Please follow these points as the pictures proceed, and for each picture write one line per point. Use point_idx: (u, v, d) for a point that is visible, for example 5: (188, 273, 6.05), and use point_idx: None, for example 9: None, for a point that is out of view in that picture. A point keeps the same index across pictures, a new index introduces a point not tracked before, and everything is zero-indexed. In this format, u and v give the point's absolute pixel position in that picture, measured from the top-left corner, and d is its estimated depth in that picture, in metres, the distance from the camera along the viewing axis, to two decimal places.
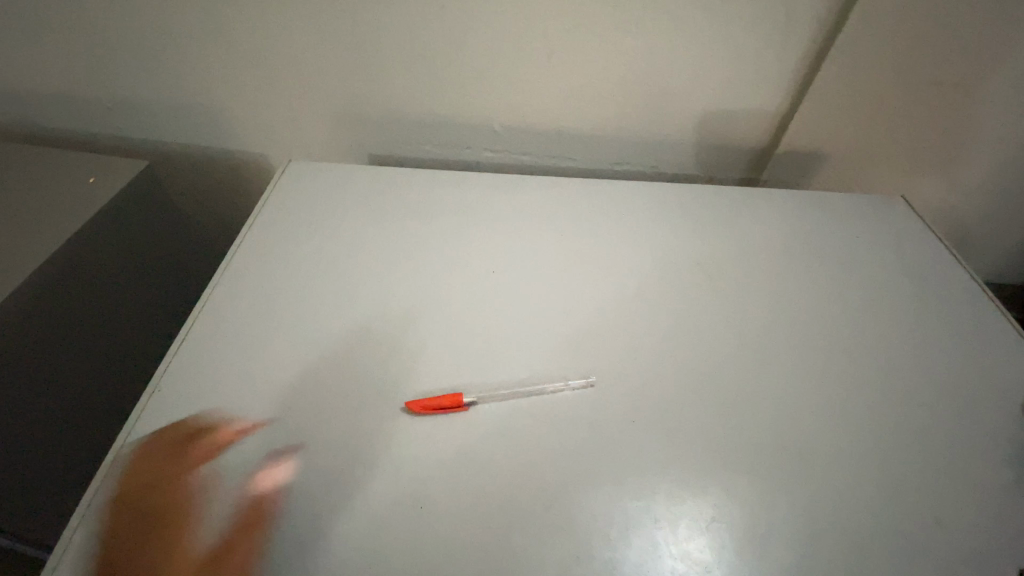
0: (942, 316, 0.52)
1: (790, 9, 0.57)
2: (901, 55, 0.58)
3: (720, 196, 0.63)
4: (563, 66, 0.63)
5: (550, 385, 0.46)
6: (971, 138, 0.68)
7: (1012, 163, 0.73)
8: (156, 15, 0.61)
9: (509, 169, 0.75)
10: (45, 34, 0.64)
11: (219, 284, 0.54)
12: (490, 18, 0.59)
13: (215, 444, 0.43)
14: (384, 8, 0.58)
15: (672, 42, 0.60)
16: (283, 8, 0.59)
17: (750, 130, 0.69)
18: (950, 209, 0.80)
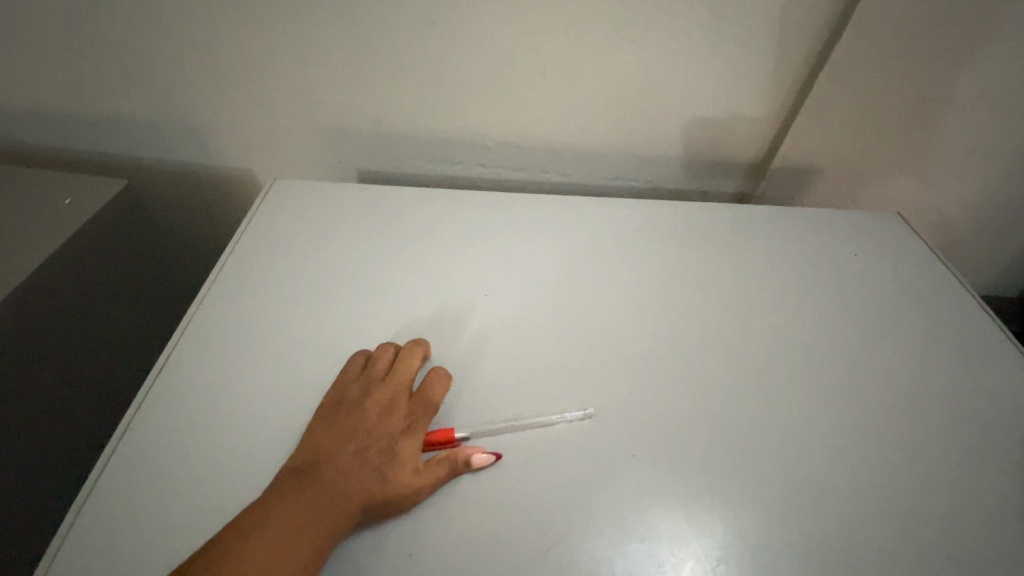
0: (942, 337, 0.52)
1: (784, 26, 0.57)
2: (896, 73, 0.58)
3: (715, 214, 0.62)
4: (556, 82, 0.62)
5: (545, 418, 0.45)
6: (963, 152, 0.68)
7: (1004, 178, 0.73)
8: (141, 31, 0.59)
9: (501, 186, 0.74)
10: (23, 48, 0.62)
11: (202, 309, 0.52)
12: (481, 34, 0.58)
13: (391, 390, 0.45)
14: (375, 24, 0.58)
15: (666, 59, 0.60)
16: (271, 24, 0.58)
17: (744, 145, 0.69)
18: (940, 225, 0.80)
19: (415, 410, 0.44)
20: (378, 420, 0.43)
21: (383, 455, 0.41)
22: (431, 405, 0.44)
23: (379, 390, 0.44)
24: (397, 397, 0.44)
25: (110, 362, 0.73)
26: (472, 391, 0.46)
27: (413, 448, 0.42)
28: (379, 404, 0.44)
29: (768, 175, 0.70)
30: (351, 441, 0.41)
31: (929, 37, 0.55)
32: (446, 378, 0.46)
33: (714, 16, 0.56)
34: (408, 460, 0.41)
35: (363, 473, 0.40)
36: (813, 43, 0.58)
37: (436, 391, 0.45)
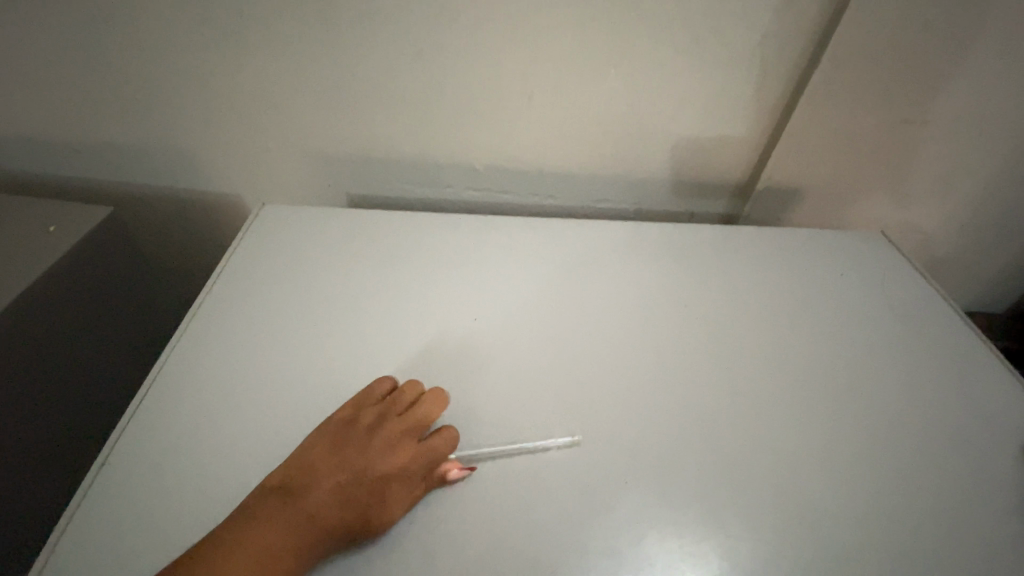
0: (929, 355, 0.52)
1: (763, 53, 0.59)
2: (873, 97, 0.60)
3: (703, 235, 0.63)
4: (543, 107, 0.63)
5: (538, 444, 0.44)
6: (940, 172, 0.70)
7: (982, 198, 0.75)
8: (131, 60, 0.60)
9: (489, 210, 0.74)
10: (10, 75, 0.62)
11: (185, 337, 0.51)
12: (468, 62, 0.59)
13: (400, 430, 0.43)
14: (364, 53, 0.58)
15: (650, 85, 0.61)
16: (261, 53, 0.59)
17: (729, 167, 0.70)
18: (923, 244, 0.81)
19: (417, 456, 0.42)
20: (378, 459, 0.41)
21: (372, 494, 0.40)
22: (436, 451, 0.42)
23: (390, 428, 0.43)
24: (405, 439, 0.43)
25: (100, 389, 0.72)
26: (463, 416, 0.46)
27: (402, 495, 0.40)
28: (386, 439, 0.42)
29: (755, 196, 0.71)
30: (346, 473, 0.40)
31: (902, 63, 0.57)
32: (457, 434, 0.44)
33: (700, 40, 0.57)
34: (392, 506, 0.39)
35: (344, 507, 0.39)
36: (792, 70, 0.60)
37: (444, 434, 0.43)
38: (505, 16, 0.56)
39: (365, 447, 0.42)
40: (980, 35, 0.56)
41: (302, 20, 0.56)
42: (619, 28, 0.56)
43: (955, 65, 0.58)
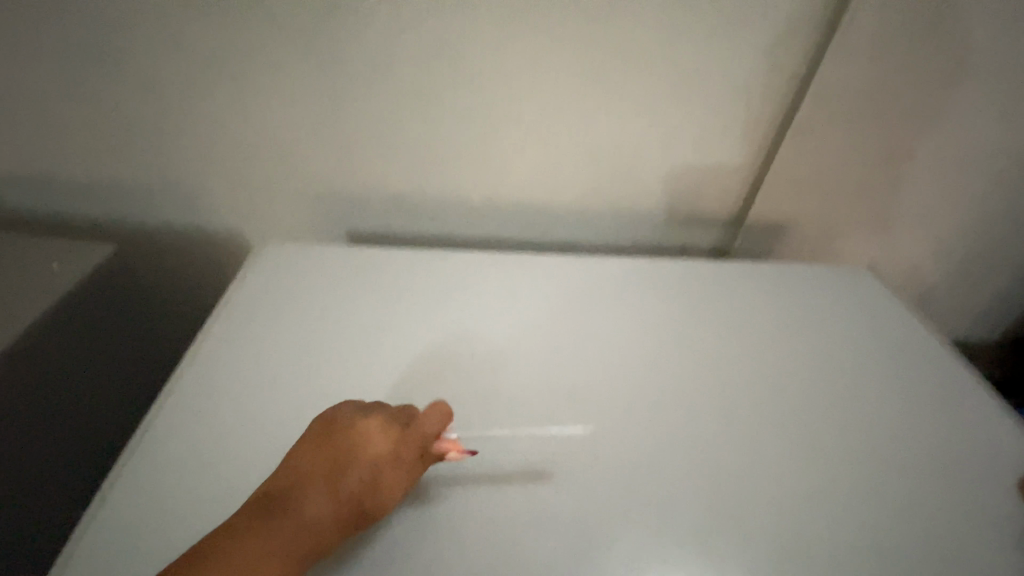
0: (921, 385, 0.53)
1: (746, 94, 0.62)
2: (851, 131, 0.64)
3: (698, 269, 0.64)
4: (539, 145, 0.66)
5: (544, 430, 0.47)
6: (921, 205, 0.73)
7: (963, 231, 0.77)
8: (142, 101, 0.62)
9: (483, 247, 0.75)
10: (22, 113, 0.63)
11: (181, 373, 0.51)
12: (467, 103, 0.62)
13: (385, 417, 0.42)
14: (369, 95, 0.61)
15: (641, 124, 0.64)
16: (269, 95, 0.62)
17: (719, 202, 0.71)
18: (912, 277, 0.83)
19: (404, 441, 0.40)
20: (365, 448, 0.40)
21: (364, 485, 0.39)
22: (424, 433, 0.41)
23: (374, 417, 0.41)
24: (390, 425, 0.41)
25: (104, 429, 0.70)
26: (461, 448, 0.46)
27: (396, 480, 0.39)
28: (370, 427, 0.41)
29: (744, 229, 0.73)
30: (335, 468, 0.39)
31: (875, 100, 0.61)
32: (444, 412, 0.42)
33: (688, 75, 0.60)
34: (388, 492, 0.39)
35: (340, 501, 0.38)
36: (775, 109, 0.63)
37: (430, 417, 0.41)
38: (503, 54, 0.59)
39: (350, 438, 0.40)
40: (944, 67, 0.60)
41: (309, 58, 0.59)
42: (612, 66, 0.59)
43: (923, 96, 0.62)
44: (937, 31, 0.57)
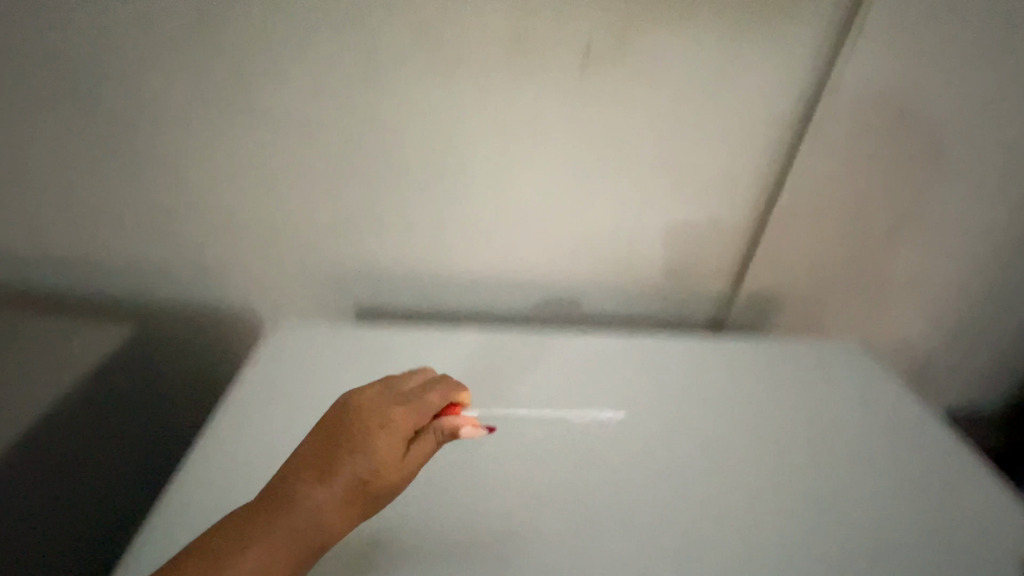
0: (918, 462, 0.53)
1: (730, 177, 0.67)
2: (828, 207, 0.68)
3: (692, 345, 0.66)
4: (539, 224, 0.70)
5: (578, 415, 0.56)
6: (909, 277, 0.75)
7: (955, 304, 0.79)
8: (167, 189, 0.66)
9: (485, 320, 0.77)
10: (49, 202, 0.66)
11: (186, 459, 0.51)
12: (471, 187, 0.67)
13: (387, 396, 0.45)
14: (380, 181, 0.66)
15: (634, 203, 0.68)
16: (287, 182, 0.66)
17: (712, 276, 0.74)
18: (910, 350, 0.83)
19: (407, 413, 0.44)
20: (368, 420, 0.43)
21: (363, 453, 0.41)
22: (426, 408, 0.45)
23: (377, 397, 0.45)
24: (392, 401, 0.45)
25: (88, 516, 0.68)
26: (463, 530, 0.46)
27: (397, 448, 0.42)
28: (373, 403, 0.44)
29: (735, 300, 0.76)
30: (338, 441, 0.42)
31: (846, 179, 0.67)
32: (449, 392, 0.47)
33: (674, 158, 0.65)
34: (389, 460, 0.41)
35: (342, 471, 0.40)
36: (757, 189, 0.68)
37: (432, 396, 0.46)
38: (504, 143, 0.64)
39: (354, 414, 0.43)
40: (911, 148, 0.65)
41: (326, 144, 0.64)
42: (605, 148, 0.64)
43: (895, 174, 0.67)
44: (898, 115, 0.63)
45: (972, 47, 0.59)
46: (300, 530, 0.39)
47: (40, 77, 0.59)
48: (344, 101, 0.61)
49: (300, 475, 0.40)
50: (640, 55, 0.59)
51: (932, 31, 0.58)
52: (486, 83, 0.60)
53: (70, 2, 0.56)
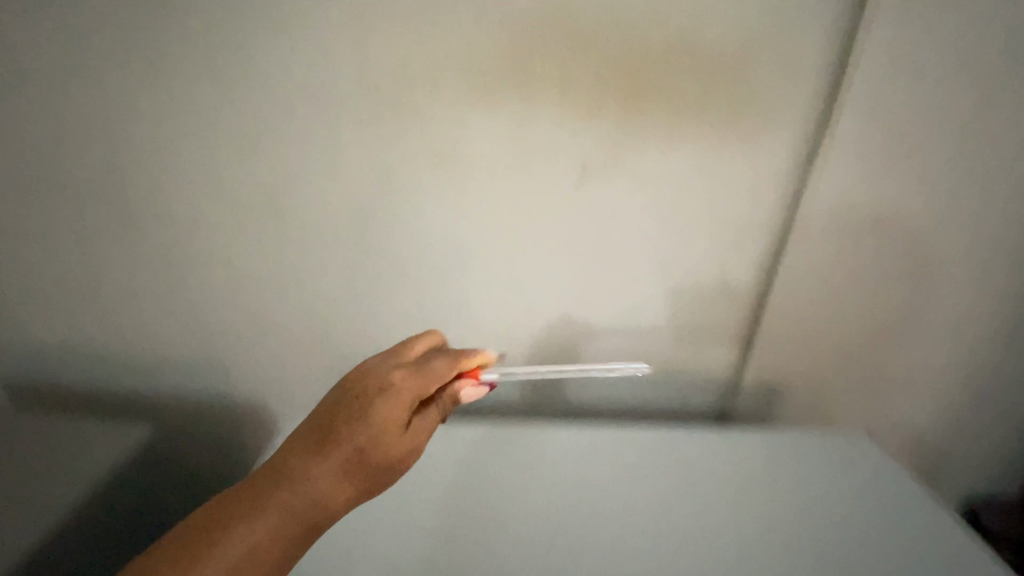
0: (943, 567, 0.50)
1: (728, 274, 0.69)
2: (830, 303, 0.68)
3: (700, 440, 0.65)
4: (545, 320, 0.72)
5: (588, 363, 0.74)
6: (924, 371, 0.73)
7: (977, 397, 0.76)
8: (189, 291, 0.70)
9: (495, 410, 0.79)
10: (80, 305, 0.70)
11: None
12: (478, 286, 0.70)
13: (391, 369, 0.47)
14: (391, 280, 0.69)
15: (636, 299, 0.70)
16: (302, 283, 0.69)
17: (717, 365, 0.75)
18: (936, 444, 0.80)
19: (411, 382, 0.46)
20: (372, 392, 0.45)
21: (365, 423, 0.43)
22: (431, 377, 0.46)
23: (381, 370, 0.47)
24: (396, 371, 0.47)
25: None
26: None
27: (400, 415, 0.44)
28: (377, 375, 0.46)
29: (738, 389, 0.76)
30: (341, 416, 0.44)
31: (846, 277, 0.66)
32: (452, 360, 0.48)
33: (671, 257, 0.68)
34: (392, 430, 0.43)
35: (342, 442, 0.42)
36: (756, 283, 0.70)
37: (436, 368, 0.47)
38: (508, 247, 0.67)
39: (358, 388, 0.45)
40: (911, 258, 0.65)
41: (339, 256, 0.67)
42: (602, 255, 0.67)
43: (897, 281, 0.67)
44: (895, 227, 0.63)
45: (968, 166, 0.60)
46: (298, 501, 0.41)
47: (79, 192, 0.64)
48: (356, 219, 0.65)
49: (302, 451, 0.42)
50: (633, 168, 0.62)
51: (924, 151, 0.59)
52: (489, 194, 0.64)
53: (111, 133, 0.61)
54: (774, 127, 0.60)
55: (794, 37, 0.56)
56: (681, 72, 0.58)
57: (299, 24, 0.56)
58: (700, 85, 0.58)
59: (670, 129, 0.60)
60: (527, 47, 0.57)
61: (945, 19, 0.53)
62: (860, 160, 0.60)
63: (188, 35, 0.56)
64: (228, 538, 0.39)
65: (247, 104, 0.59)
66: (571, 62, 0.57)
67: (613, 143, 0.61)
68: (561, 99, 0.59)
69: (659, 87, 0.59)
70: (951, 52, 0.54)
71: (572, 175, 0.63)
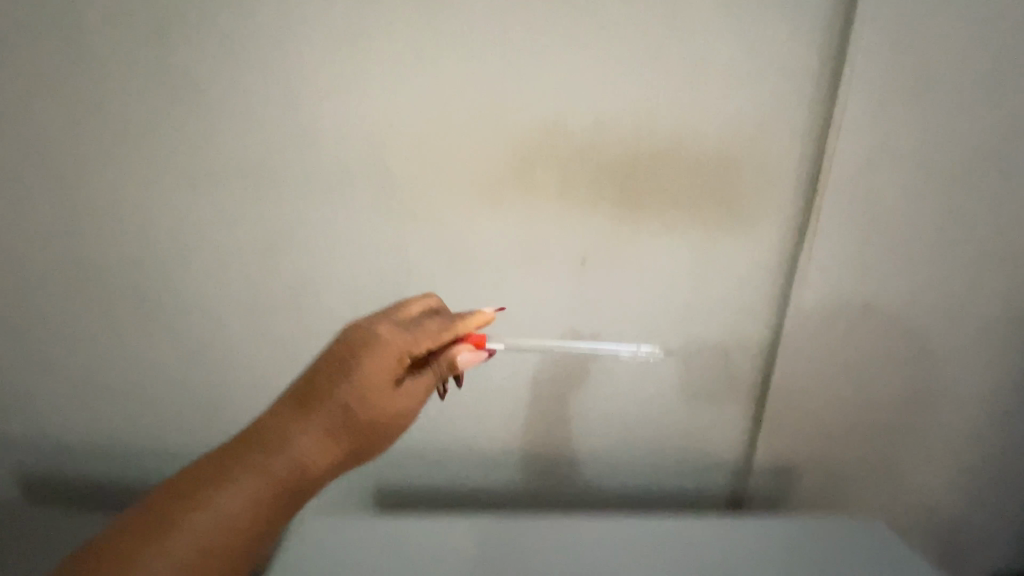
0: None
1: (729, 357, 0.69)
2: (835, 382, 0.68)
3: (712, 527, 0.63)
4: (549, 406, 0.73)
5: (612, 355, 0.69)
6: (942, 448, 0.71)
7: (1005, 477, 0.73)
8: (205, 387, 0.72)
9: (503, 498, 0.79)
10: (102, 402, 0.72)
11: None
12: (482, 374, 0.71)
13: (384, 323, 0.46)
14: None
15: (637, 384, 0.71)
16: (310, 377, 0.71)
17: (725, 446, 0.75)
18: (966, 526, 0.76)
19: (401, 340, 0.44)
20: (362, 347, 0.44)
21: (353, 385, 0.43)
22: (423, 334, 0.45)
23: (373, 324, 0.46)
24: (388, 327, 0.45)
25: None
26: None
27: (388, 377, 0.43)
28: (368, 330, 0.45)
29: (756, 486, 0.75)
30: (331, 374, 0.44)
31: (850, 357, 0.66)
32: (446, 321, 0.47)
33: (671, 342, 0.68)
34: (381, 389, 0.43)
35: (331, 403, 0.43)
36: (757, 364, 0.70)
37: (428, 326, 0.46)
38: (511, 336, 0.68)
39: (350, 342, 0.44)
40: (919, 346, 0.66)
41: None
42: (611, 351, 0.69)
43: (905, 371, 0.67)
44: (896, 319, 0.64)
45: (957, 258, 0.62)
46: (284, 457, 0.41)
47: (104, 297, 0.67)
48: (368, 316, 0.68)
49: (292, 413, 0.43)
50: (629, 259, 0.64)
51: (913, 246, 0.61)
52: (490, 286, 0.66)
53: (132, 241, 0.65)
54: (766, 231, 0.63)
55: (776, 152, 0.60)
56: (669, 186, 0.61)
57: (310, 152, 0.61)
58: (686, 196, 0.62)
59: (663, 236, 0.63)
60: (524, 169, 0.61)
61: (912, 130, 0.57)
62: (853, 259, 0.62)
63: (209, 153, 0.61)
64: (214, 494, 0.39)
65: (261, 227, 0.63)
66: (564, 181, 0.61)
67: (609, 250, 0.64)
68: (557, 214, 0.63)
69: (648, 199, 0.62)
70: (922, 159, 0.58)
71: (573, 281, 0.65)
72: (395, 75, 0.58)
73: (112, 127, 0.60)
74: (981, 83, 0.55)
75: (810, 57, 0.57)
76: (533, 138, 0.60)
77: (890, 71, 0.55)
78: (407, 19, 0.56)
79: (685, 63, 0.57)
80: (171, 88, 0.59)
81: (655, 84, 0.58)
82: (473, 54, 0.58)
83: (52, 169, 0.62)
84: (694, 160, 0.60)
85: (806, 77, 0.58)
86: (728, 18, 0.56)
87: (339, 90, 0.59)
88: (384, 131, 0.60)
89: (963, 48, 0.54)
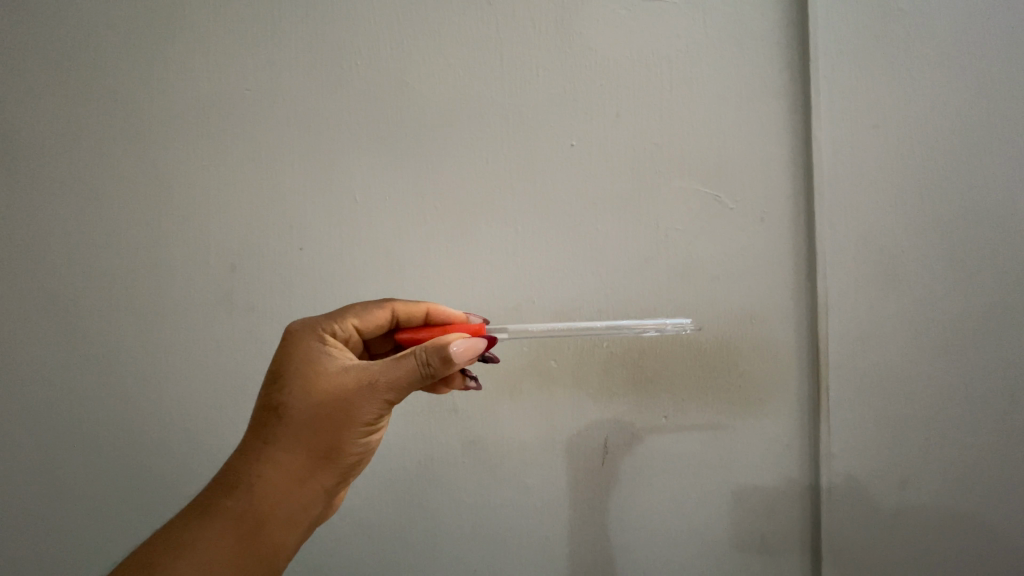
0: None
1: (793, 477, 0.50)
2: (939, 506, 0.49)
3: None
4: (555, 558, 0.54)
5: (643, 327, 0.47)
6: None
7: None
8: None
9: None
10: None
11: None
12: None
13: (320, 321, 0.46)
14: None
15: (670, 519, 0.52)
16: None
17: None
18: None
19: (331, 329, 0.46)
20: (298, 349, 0.44)
21: (300, 381, 0.42)
22: (355, 321, 0.46)
23: (304, 325, 0.46)
24: (318, 323, 0.46)
25: None
26: None
27: (330, 363, 0.42)
28: (299, 332, 0.45)
29: None
30: (276, 382, 0.43)
31: (949, 474, 0.48)
32: (383, 304, 0.47)
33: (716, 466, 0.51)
34: (333, 377, 0.41)
35: (286, 409, 0.41)
36: (837, 485, 0.49)
37: (356, 311, 0.47)
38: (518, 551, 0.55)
39: (288, 347, 0.44)
40: (968, 550, 0.48)
41: (323, 545, 0.57)
42: (612, 548, 0.53)
43: (939, 556, 0.49)
44: (952, 517, 0.49)
45: None
46: (241, 482, 0.40)
47: (72, 473, 0.61)
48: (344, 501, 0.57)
49: (251, 436, 0.42)
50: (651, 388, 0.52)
51: (950, 418, 0.48)
52: (487, 469, 0.55)
53: (113, 409, 0.60)
54: (789, 491, 0.50)
55: (780, 351, 0.50)
56: (660, 378, 0.52)
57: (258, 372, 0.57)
58: (692, 392, 0.51)
59: (674, 436, 0.52)
60: (511, 376, 0.54)
61: (912, 344, 0.48)
62: (890, 467, 0.49)
63: (198, 313, 0.59)
64: (184, 549, 0.37)
65: (216, 466, 0.59)
66: (549, 398, 0.54)
67: (611, 476, 0.53)
68: (540, 404, 0.54)
69: (650, 399, 0.52)
70: (927, 350, 0.48)
71: (558, 481, 0.54)
72: (340, 299, 0.57)
73: (81, 364, 0.60)
74: (972, 276, 0.48)
75: (790, 272, 0.50)
76: (513, 351, 0.54)
77: (864, 281, 0.49)
78: (364, 164, 0.56)
79: (640, 278, 0.52)
80: (143, 324, 0.60)
81: (616, 298, 0.53)
82: (411, 245, 0.56)
83: (40, 333, 0.61)
84: (692, 366, 0.51)
85: (782, 278, 0.50)
86: (675, 197, 0.51)
87: (285, 320, 0.57)
88: (365, 284, 0.56)
89: (936, 253, 0.48)
